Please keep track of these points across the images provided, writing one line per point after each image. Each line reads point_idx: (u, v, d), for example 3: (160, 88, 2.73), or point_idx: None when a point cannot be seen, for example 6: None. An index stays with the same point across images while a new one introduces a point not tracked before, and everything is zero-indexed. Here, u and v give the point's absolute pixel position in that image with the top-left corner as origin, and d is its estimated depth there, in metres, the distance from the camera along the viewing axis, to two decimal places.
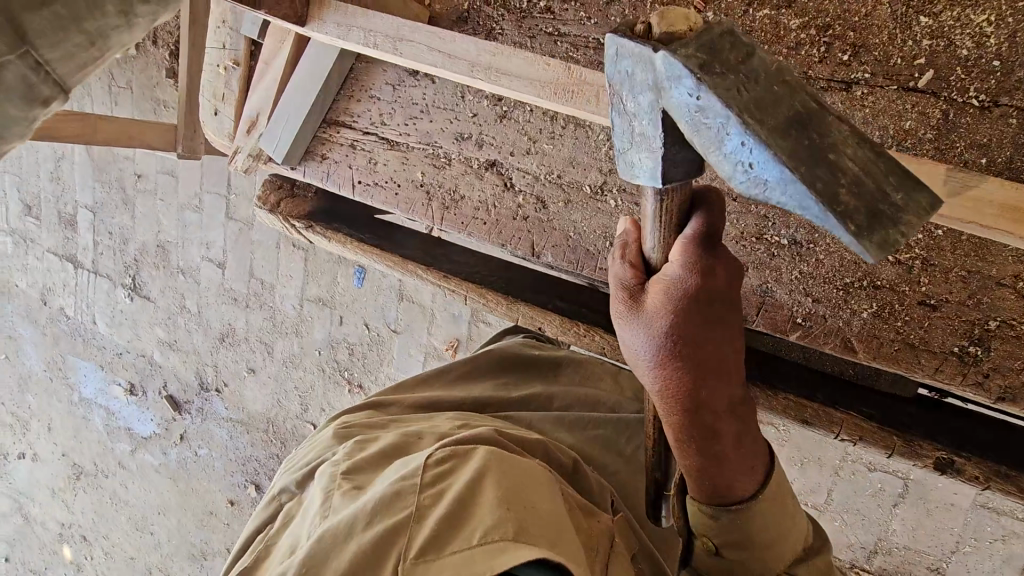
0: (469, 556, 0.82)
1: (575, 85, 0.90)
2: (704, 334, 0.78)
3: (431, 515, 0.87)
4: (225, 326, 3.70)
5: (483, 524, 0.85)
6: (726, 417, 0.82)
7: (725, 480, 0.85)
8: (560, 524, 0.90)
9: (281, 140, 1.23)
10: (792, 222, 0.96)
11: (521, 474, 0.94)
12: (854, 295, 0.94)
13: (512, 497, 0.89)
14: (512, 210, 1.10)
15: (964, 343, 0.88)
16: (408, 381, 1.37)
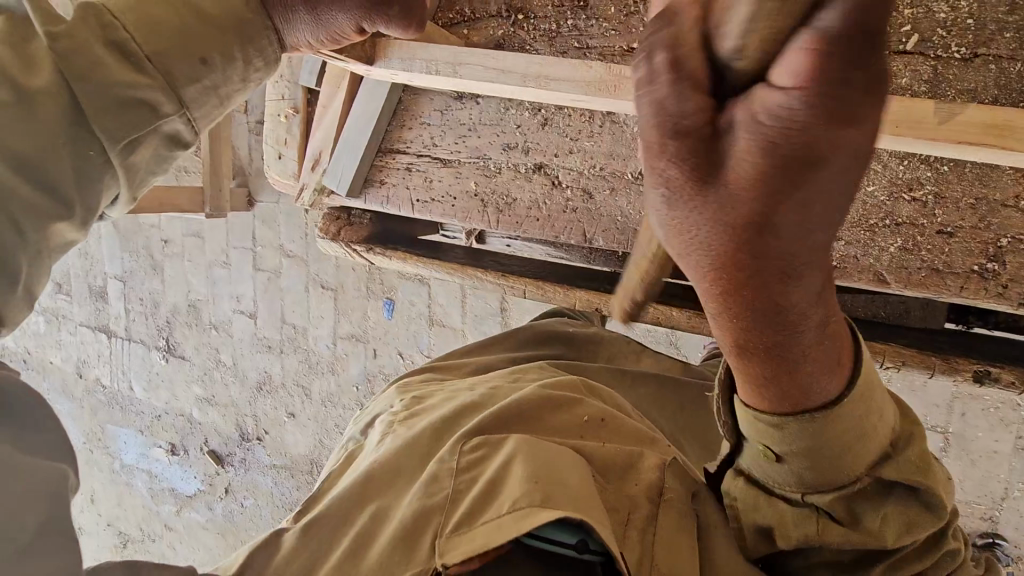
0: (497, 524, 0.84)
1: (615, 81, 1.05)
2: (778, 180, 0.51)
3: (466, 499, 0.89)
4: (260, 374, 3.79)
5: (514, 495, 0.86)
6: (811, 350, 0.68)
7: (795, 386, 0.72)
8: (591, 492, 0.88)
9: (343, 175, 1.37)
10: None
11: (558, 450, 0.94)
12: (879, 234, 1.02)
13: (549, 469, 0.89)
14: (562, 205, 1.25)
15: (982, 261, 0.96)
16: (461, 349, 1.47)
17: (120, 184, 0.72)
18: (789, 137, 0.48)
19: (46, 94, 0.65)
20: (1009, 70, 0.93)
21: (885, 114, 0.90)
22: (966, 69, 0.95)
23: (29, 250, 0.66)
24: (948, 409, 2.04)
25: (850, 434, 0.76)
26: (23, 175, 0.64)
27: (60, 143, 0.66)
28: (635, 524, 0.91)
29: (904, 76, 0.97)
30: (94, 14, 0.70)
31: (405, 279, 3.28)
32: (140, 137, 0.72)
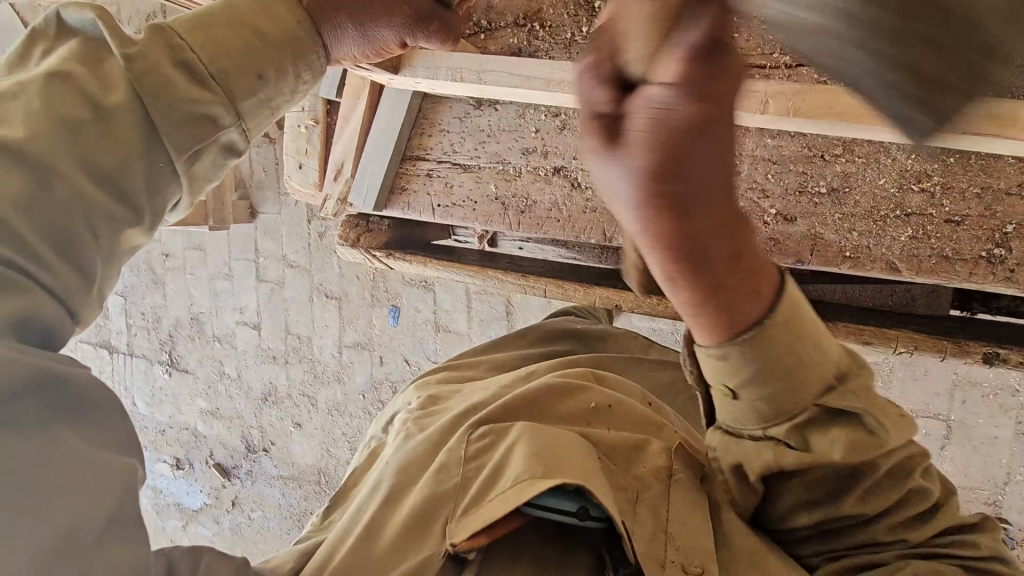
0: (499, 500, 0.85)
1: None
2: (678, 138, 0.57)
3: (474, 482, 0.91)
4: (266, 385, 3.80)
5: (516, 471, 0.87)
6: (734, 274, 0.69)
7: (730, 308, 0.73)
8: (588, 462, 0.89)
9: (368, 191, 1.42)
10: (826, 173, 1.09)
11: (559, 431, 0.95)
12: (890, 224, 1.07)
13: (550, 447, 0.90)
14: (582, 205, 1.29)
15: (989, 247, 1.02)
16: (481, 347, 1.50)
17: (184, 191, 0.73)
18: (670, 115, 0.56)
19: (119, 110, 0.67)
20: None
21: None
22: None
23: (105, 258, 0.67)
24: (949, 397, 2.10)
25: (809, 389, 0.78)
26: (102, 189, 0.66)
27: (134, 156, 0.67)
28: (644, 499, 0.91)
29: None
30: (162, 33, 0.71)
31: (410, 286, 3.31)
32: (204, 146, 0.73)
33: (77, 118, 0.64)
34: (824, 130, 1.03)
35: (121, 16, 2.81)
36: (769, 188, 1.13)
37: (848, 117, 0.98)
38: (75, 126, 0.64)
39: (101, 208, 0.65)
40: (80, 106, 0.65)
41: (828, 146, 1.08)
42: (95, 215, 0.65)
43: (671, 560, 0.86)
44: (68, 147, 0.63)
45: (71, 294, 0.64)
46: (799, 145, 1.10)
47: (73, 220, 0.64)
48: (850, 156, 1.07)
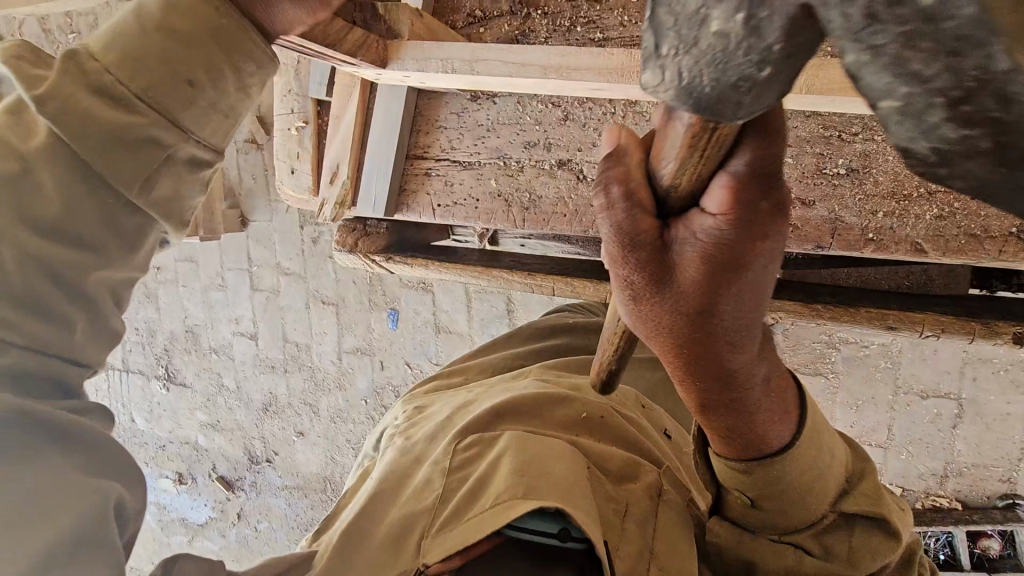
0: (477, 521, 0.82)
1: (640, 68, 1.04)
2: (722, 289, 0.61)
3: (451, 498, 0.87)
4: (266, 395, 3.73)
5: (494, 492, 0.84)
6: (760, 392, 0.76)
7: (756, 432, 0.79)
8: (573, 487, 0.85)
9: (377, 199, 1.35)
10: (844, 152, 1.05)
11: (545, 445, 0.91)
12: (914, 203, 1.02)
13: (530, 466, 0.86)
14: (588, 199, 1.24)
15: (1020, 222, 0.97)
16: (480, 347, 1.45)
17: (159, 221, 0.68)
18: (719, 251, 0.58)
19: (44, 158, 0.61)
20: None
21: None
22: None
23: (78, 304, 0.64)
24: (960, 374, 2.07)
25: (810, 478, 0.82)
26: (56, 239, 0.62)
27: (82, 198, 0.62)
28: (633, 513, 0.90)
29: None
30: (72, 58, 0.63)
31: (408, 288, 3.26)
32: (164, 171, 0.67)
33: (2, 173, 0.59)
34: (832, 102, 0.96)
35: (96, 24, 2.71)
36: (786, 171, 1.08)
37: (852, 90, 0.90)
38: (7, 180, 0.60)
39: (58, 254, 0.61)
40: (10, 160, 0.60)
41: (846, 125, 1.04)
42: (52, 265, 0.61)
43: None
44: (3, 203, 0.59)
45: (52, 345, 0.62)
46: (815, 125, 1.06)
47: (22, 277, 0.60)
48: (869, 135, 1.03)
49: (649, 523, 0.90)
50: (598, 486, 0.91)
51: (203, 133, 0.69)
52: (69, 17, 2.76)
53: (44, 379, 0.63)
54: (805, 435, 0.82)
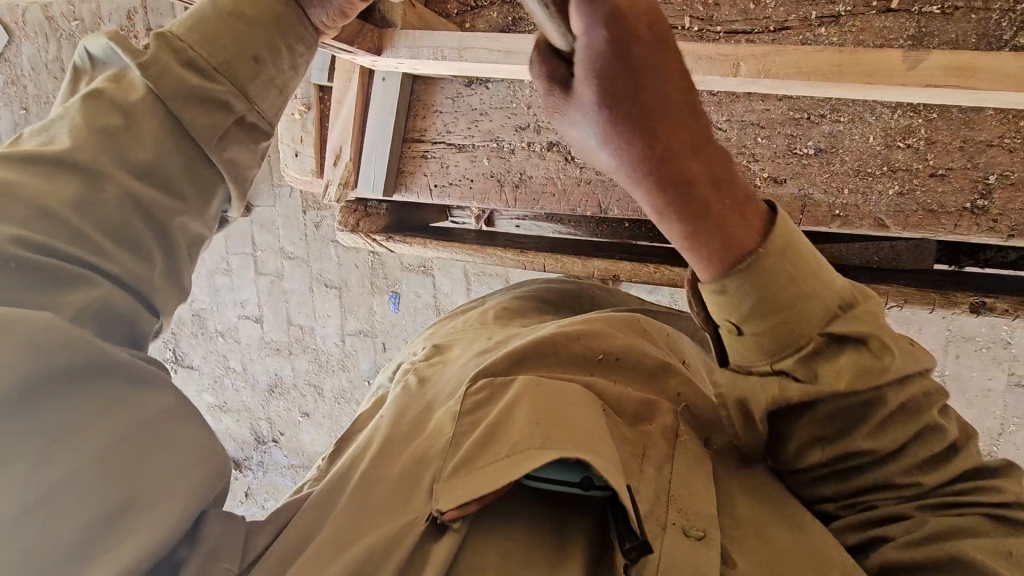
0: (497, 468, 0.80)
1: None
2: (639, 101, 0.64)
3: (465, 443, 0.86)
4: (272, 377, 3.83)
5: (512, 438, 0.83)
6: (734, 207, 0.72)
7: (741, 260, 0.73)
8: (594, 427, 0.84)
9: (376, 177, 1.42)
10: (813, 133, 1.11)
11: (559, 393, 0.88)
12: (878, 180, 1.09)
13: (545, 410, 0.85)
14: (576, 178, 1.31)
15: (973, 198, 1.05)
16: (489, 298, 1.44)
17: (227, 181, 0.78)
18: (623, 72, 0.64)
19: (141, 110, 0.72)
20: (985, 20, 0.99)
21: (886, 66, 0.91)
22: (947, 22, 1.01)
23: (161, 242, 0.73)
24: (943, 352, 2.15)
25: (789, 292, 0.75)
26: (146, 181, 0.71)
27: (167, 150, 0.73)
28: (648, 451, 0.89)
29: (893, 30, 1.03)
30: (162, 39, 0.74)
31: (409, 272, 3.34)
32: (229, 133, 0.77)
33: (112, 124, 0.70)
34: (791, 87, 1.00)
35: (99, 12, 2.77)
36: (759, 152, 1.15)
37: (808, 74, 0.95)
38: (113, 133, 0.70)
39: (152, 203, 0.71)
40: (113, 114, 0.71)
41: (813, 107, 1.11)
42: (144, 206, 0.71)
43: (672, 521, 0.82)
44: (107, 147, 0.69)
45: (135, 278, 0.70)
46: (786, 108, 1.12)
47: (120, 211, 0.69)
48: (835, 116, 1.10)
49: (668, 465, 0.88)
50: (616, 429, 0.90)
51: (263, 105, 0.80)
52: (72, 6, 2.82)
53: (121, 322, 0.69)
54: (773, 250, 0.74)
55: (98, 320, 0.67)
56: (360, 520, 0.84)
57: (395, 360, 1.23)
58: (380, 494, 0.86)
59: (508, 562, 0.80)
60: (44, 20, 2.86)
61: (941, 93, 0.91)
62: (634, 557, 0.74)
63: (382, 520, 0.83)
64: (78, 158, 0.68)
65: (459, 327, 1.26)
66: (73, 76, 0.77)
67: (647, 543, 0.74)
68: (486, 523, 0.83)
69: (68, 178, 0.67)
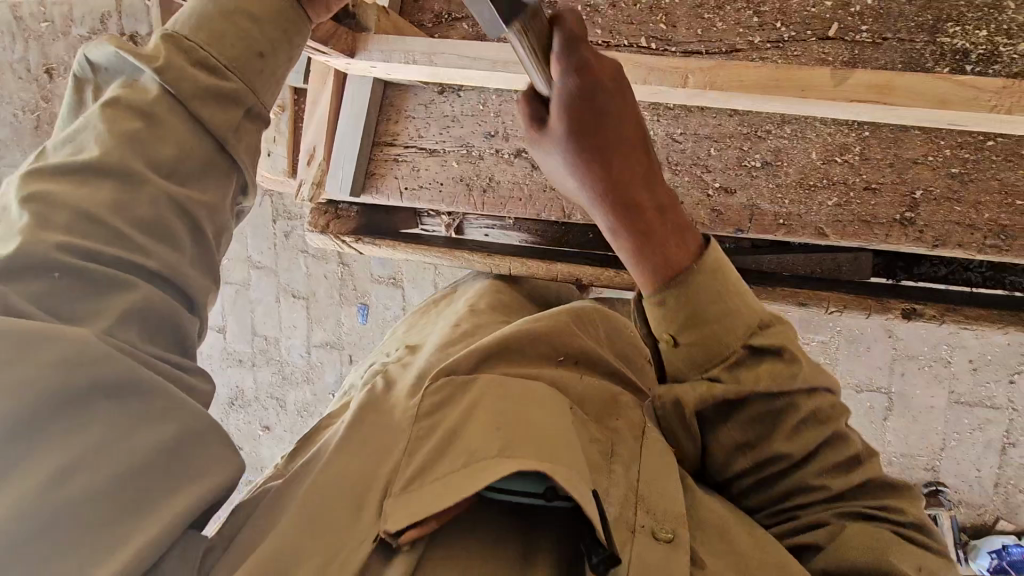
0: (458, 477, 0.78)
1: None
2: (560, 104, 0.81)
3: (421, 445, 0.85)
4: (231, 391, 3.75)
5: (469, 448, 0.81)
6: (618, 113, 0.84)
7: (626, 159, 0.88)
8: (556, 436, 0.83)
9: (345, 179, 1.46)
10: (760, 148, 1.20)
11: (528, 404, 0.88)
12: (817, 191, 1.18)
13: (508, 418, 0.84)
14: (541, 184, 1.37)
15: (902, 211, 1.14)
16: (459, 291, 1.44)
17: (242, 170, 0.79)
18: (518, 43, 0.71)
19: (161, 110, 0.72)
20: (909, 49, 1.11)
21: (812, 84, 0.99)
22: (877, 51, 1.12)
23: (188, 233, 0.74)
24: None
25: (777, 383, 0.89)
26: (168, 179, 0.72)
27: (188, 149, 0.73)
28: (620, 457, 0.92)
29: (829, 55, 1.14)
30: (169, 40, 0.73)
31: (378, 284, 3.34)
32: (240, 127, 0.78)
33: (133, 124, 0.70)
34: (737, 100, 1.07)
35: (71, 15, 2.74)
36: (712, 164, 1.23)
37: (750, 88, 1.01)
38: (135, 133, 0.70)
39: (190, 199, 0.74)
40: (132, 115, 0.70)
41: (762, 122, 1.19)
42: (181, 208, 0.72)
43: (642, 524, 0.83)
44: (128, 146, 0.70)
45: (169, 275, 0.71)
46: (736, 122, 1.21)
47: (150, 210, 0.70)
48: (780, 132, 1.18)
49: (637, 467, 0.91)
50: (581, 427, 0.92)
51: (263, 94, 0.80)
52: (43, 6, 2.77)
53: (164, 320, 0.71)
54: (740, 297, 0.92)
55: (141, 324, 0.69)
56: (316, 523, 0.80)
57: (370, 358, 1.25)
58: (339, 494, 0.83)
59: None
60: (12, 20, 2.81)
61: (864, 108, 1.00)
62: (604, 570, 0.75)
63: (336, 533, 0.79)
64: (107, 164, 0.68)
65: (429, 325, 1.29)
66: (76, 87, 0.77)
67: (614, 556, 0.75)
68: (449, 532, 0.81)
69: (99, 182, 0.68)
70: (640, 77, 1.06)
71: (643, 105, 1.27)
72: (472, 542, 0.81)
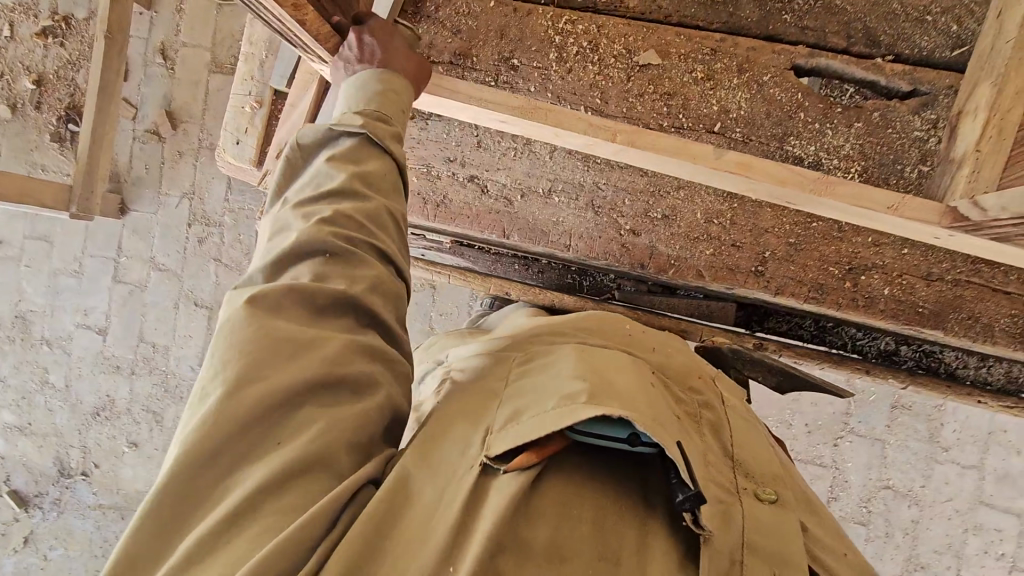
0: (545, 417, 0.86)
1: (532, 107, 1.35)
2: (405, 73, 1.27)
3: (518, 395, 0.94)
4: (101, 400, 3.58)
5: (555, 396, 0.89)
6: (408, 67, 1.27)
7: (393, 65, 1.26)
8: (635, 388, 0.92)
9: None
10: (661, 204, 1.55)
11: (608, 361, 0.98)
12: (700, 242, 1.54)
13: (590, 369, 0.94)
14: (488, 207, 1.61)
15: (755, 265, 1.52)
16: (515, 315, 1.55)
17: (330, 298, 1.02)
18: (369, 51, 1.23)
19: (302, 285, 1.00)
20: (767, 149, 1.56)
21: (697, 154, 1.31)
22: (745, 146, 1.57)
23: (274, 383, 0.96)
24: None
25: None
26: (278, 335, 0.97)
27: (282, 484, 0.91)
28: (707, 426, 1.02)
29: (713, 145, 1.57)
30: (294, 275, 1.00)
31: None
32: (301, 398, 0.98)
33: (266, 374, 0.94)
34: (650, 160, 1.37)
35: None
36: (624, 211, 1.56)
37: (659, 150, 1.32)
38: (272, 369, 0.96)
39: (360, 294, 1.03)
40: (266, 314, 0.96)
41: (669, 185, 1.54)
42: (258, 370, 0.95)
43: (745, 487, 0.92)
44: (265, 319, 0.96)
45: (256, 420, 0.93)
46: (644, 181, 1.55)
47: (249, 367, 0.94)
48: (675, 193, 1.54)
49: (728, 435, 1.01)
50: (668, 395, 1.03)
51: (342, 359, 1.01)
52: None
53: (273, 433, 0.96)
54: None
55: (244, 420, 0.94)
56: (431, 464, 0.89)
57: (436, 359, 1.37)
58: (452, 439, 0.92)
59: (599, 516, 0.85)
60: None
61: (731, 179, 1.33)
62: (689, 508, 0.82)
63: (450, 468, 0.88)
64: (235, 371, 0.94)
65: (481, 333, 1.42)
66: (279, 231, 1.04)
67: (699, 493, 0.82)
68: (564, 464, 0.89)
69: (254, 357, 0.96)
70: (580, 128, 1.34)
71: (577, 156, 1.57)
72: (595, 478, 0.89)
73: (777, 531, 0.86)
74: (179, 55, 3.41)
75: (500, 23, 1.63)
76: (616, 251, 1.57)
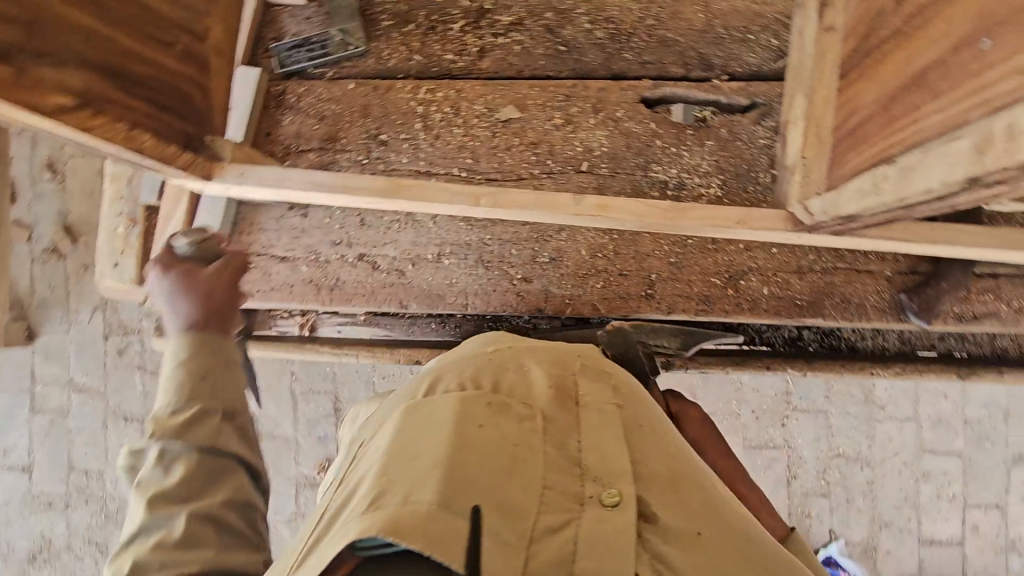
0: (354, 514, 0.89)
1: (396, 187, 1.38)
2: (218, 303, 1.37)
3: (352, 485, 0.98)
4: (37, 541, 3.33)
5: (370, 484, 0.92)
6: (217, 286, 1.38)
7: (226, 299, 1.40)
8: (442, 449, 0.93)
9: None
10: (546, 248, 1.61)
11: (432, 421, 0.99)
12: (590, 278, 1.60)
13: (407, 443, 0.96)
14: (381, 282, 1.63)
15: (644, 289, 1.59)
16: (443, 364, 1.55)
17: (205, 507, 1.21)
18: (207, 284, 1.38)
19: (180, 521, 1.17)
20: (636, 178, 1.64)
21: (559, 202, 1.37)
22: (614, 180, 1.64)
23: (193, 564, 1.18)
24: None
25: None
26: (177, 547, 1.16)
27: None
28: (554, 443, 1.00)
29: (584, 184, 1.64)
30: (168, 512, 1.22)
31: None
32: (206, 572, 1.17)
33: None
34: (520, 214, 1.42)
35: None
36: (513, 261, 1.61)
37: (524, 206, 1.37)
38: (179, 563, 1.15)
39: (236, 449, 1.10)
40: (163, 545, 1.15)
41: (551, 230, 1.60)
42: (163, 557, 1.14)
43: (590, 497, 0.93)
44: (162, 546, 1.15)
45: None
46: (526, 230, 1.61)
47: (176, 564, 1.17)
48: (557, 236, 1.61)
49: (576, 445, 1.00)
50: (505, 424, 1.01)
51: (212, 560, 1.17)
52: None
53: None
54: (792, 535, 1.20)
55: None
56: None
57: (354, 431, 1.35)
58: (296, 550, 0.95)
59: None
60: None
61: (596, 220, 1.40)
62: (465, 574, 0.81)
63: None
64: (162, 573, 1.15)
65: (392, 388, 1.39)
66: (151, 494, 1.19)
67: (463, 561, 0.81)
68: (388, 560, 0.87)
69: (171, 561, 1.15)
70: (444, 198, 1.38)
71: (456, 220, 1.63)
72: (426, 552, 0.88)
73: (597, 548, 0.86)
74: (68, 167, 3.30)
75: (362, 103, 1.67)
76: (512, 301, 1.61)
